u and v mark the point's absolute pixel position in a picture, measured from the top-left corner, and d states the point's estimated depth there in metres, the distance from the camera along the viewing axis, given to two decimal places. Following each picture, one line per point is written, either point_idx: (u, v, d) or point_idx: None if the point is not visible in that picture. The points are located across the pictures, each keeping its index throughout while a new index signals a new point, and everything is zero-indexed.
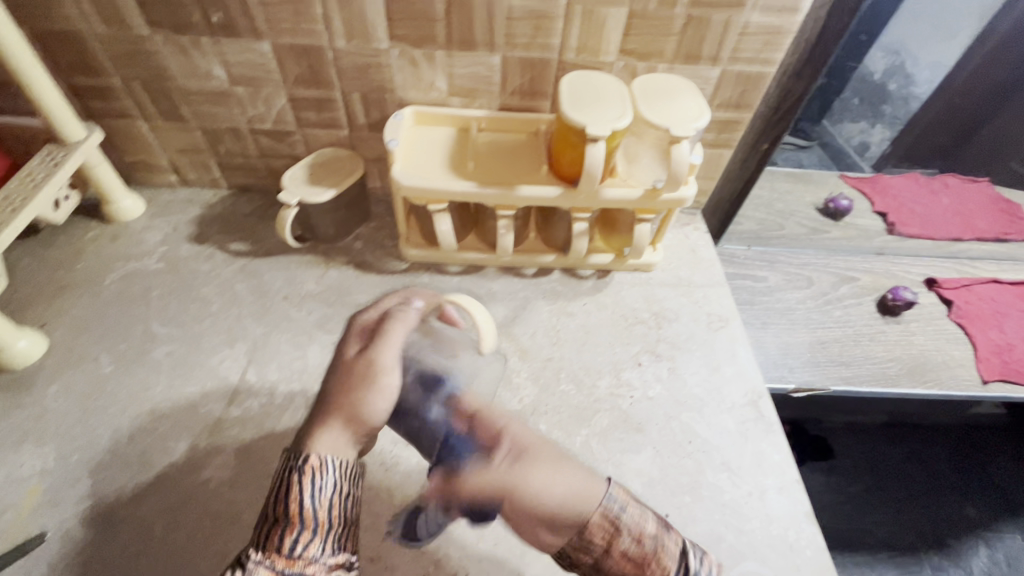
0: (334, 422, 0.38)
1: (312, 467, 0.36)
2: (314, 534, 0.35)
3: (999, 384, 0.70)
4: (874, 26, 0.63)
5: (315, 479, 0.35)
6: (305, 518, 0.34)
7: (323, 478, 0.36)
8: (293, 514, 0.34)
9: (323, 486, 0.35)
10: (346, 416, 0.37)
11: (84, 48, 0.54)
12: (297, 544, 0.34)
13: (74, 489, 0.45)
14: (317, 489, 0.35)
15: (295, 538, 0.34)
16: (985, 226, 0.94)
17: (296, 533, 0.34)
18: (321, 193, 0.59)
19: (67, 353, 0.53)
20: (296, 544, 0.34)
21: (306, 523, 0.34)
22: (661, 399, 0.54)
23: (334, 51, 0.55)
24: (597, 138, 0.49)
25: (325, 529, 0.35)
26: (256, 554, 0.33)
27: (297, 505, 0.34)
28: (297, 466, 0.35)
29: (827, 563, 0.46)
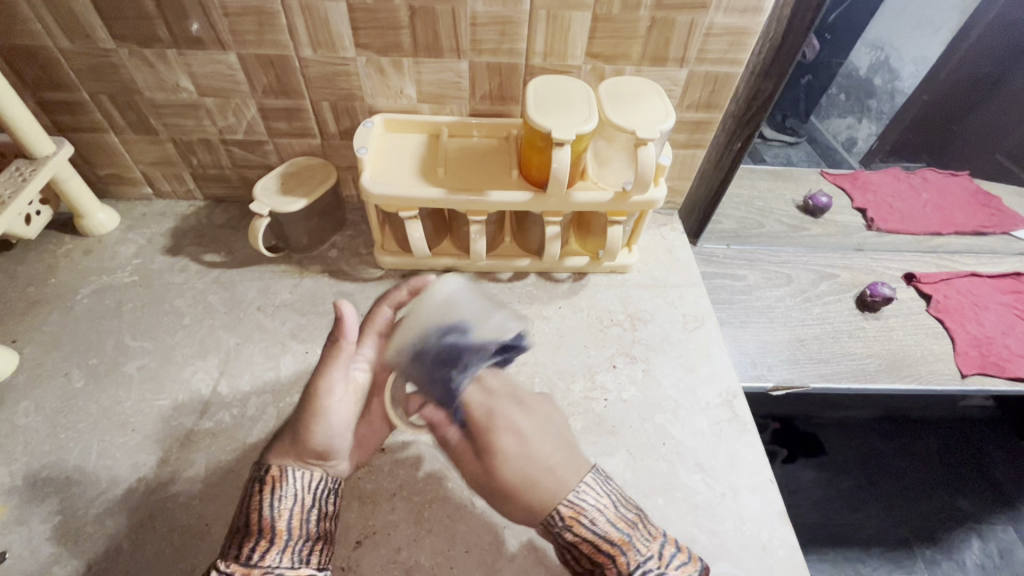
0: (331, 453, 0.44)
1: (273, 479, 0.41)
2: (277, 543, 0.39)
3: (978, 378, 0.70)
4: (844, 23, 0.67)
5: (274, 490, 0.41)
6: (265, 530, 0.39)
7: (283, 489, 0.41)
8: (253, 525, 0.39)
9: (283, 498, 0.41)
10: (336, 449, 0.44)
11: (49, 63, 0.54)
12: (255, 553, 0.38)
13: (42, 506, 0.45)
14: (278, 499, 0.40)
15: (255, 548, 0.38)
16: (964, 219, 0.94)
17: (255, 543, 0.38)
18: (291, 203, 0.58)
19: (38, 369, 0.53)
20: (255, 553, 0.37)
21: (266, 534, 0.39)
22: (635, 401, 0.54)
23: (301, 60, 0.55)
24: (563, 141, 0.48)
25: (286, 538, 0.39)
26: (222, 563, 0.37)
27: (257, 516, 0.39)
28: (263, 479, 0.41)
29: (800, 563, 0.46)
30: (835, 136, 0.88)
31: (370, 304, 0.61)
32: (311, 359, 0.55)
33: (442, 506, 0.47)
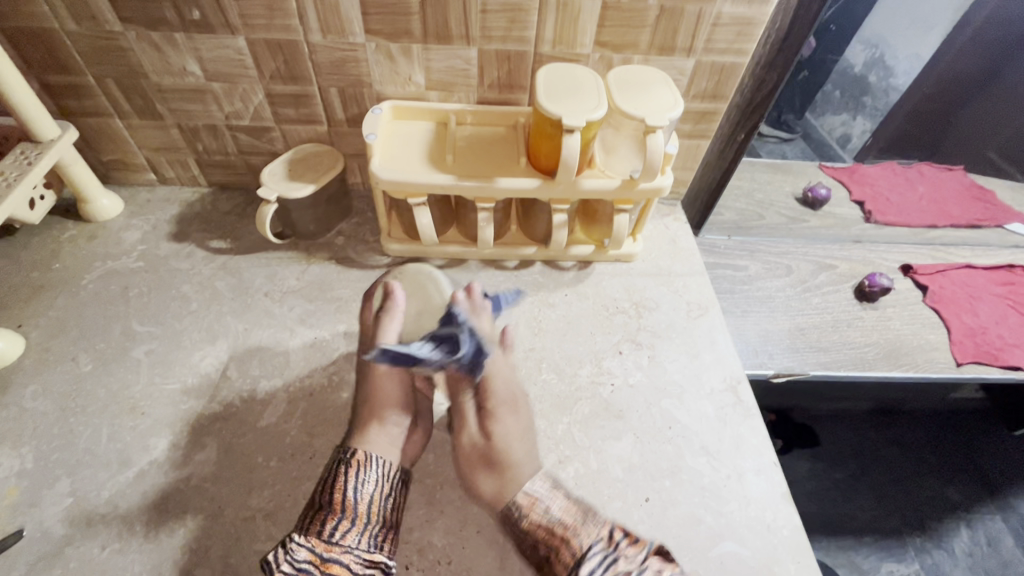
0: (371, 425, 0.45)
1: (359, 461, 0.43)
2: (353, 524, 0.40)
3: (973, 366, 0.71)
4: (843, 18, 0.68)
5: (359, 473, 0.43)
6: (347, 510, 0.41)
7: (367, 473, 0.43)
8: (337, 503, 0.41)
9: (366, 482, 0.42)
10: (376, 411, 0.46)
11: (55, 46, 0.54)
12: (336, 532, 0.40)
13: (53, 489, 0.45)
14: (362, 483, 0.42)
15: (335, 524, 0.40)
16: (960, 212, 0.95)
17: (338, 521, 0.40)
18: (300, 189, 0.58)
19: (45, 353, 0.53)
20: (335, 531, 0.40)
21: (347, 514, 0.41)
22: (641, 387, 0.55)
23: (310, 45, 0.55)
24: (573, 128, 0.49)
25: (364, 523, 0.41)
26: (298, 537, 0.39)
27: (342, 496, 0.41)
28: (346, 459, 0.43)
29: (804, 542, 0.47)
30: (830, 132, 0.89)
31: None
32: (320, 345, 0.56)
33: (453, 487, 0.47)
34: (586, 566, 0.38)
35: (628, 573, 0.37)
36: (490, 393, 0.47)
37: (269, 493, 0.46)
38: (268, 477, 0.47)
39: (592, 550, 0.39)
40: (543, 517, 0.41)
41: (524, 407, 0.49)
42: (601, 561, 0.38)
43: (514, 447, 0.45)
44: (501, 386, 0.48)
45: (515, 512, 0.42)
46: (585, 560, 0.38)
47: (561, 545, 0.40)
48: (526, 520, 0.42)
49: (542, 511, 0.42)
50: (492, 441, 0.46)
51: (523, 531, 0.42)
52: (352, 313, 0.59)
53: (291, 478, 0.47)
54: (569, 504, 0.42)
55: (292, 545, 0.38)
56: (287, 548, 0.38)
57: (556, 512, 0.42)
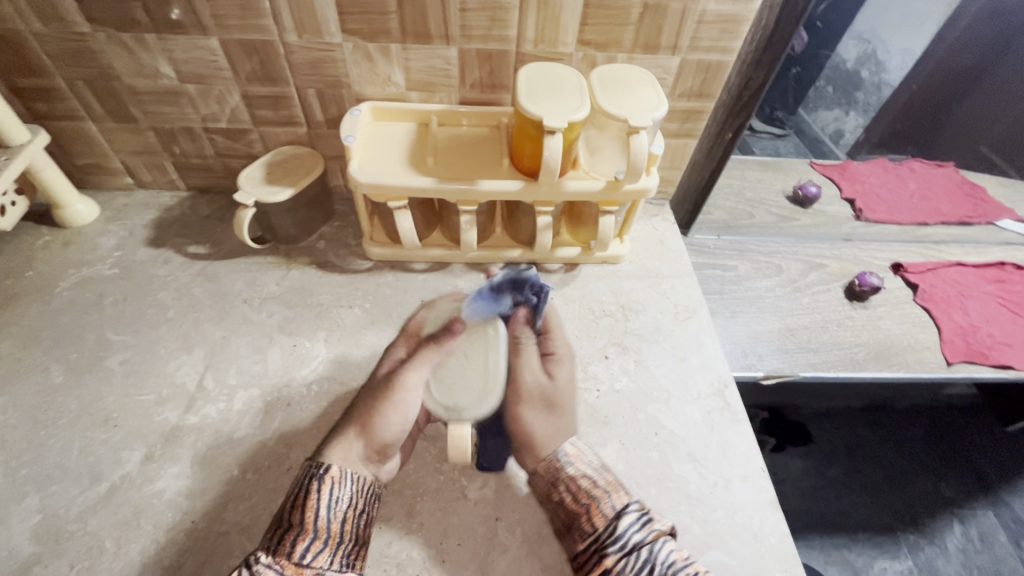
0: (354, 439, 0.46)
1: (333, 478, 0.43)
2: (325, 544, 0.40)
3: (964, 365, 0.71)
4: (832, 15, 0.68)
5: (332, 491, 0.43)
6: (318, 530, 0.41)
7: (340, 491, 0.43)
8: (308, 523, 0.41)
9: (339, 500, 0.42)
10: (362, 429, 0.46)
11: (22, 49, 0.52)
12: (308, 552, 0.40)
13: (22, 505, 0.44)
14: (333, 501, 0.42)
15: (306, 544, 0.40)
16: (950, 209, 0.94)
17: (310, 541, 0.40)
18: (278, 193, 0.57)
19: (16, 364, 0.52)
20: (307, 552, 0.40)
21: (319, 534, 0.40)
22: (627, 392, 0.54)
23: (286, 46, 0.53)
24: (554, 130, 0.48)
25: (336, 542, 0.41)
26: (267, 557, 0.39)
27: (313, 516, 0.41)
28: (319, 476, 0.43)
29: (791, 550, 0.46)
30: (822, 127, 0.90)
31: (359, 296, 0.60)
32: (299, 352, 0.54)
33: (434, 499, 0.46)
34: (622, 524, 0.42)
35: (659, 532, 0.42)
36: (552, 346, 0.55)
37: (246, 506, 0.45)
38: (244, 490, 0.46)
39: (629, 508, 0.43)
40: (587, 469, 0.46)
41: (562, 414, 0.51)
42: (636, 519, 0.42)
43: (549, 430, 0.49)
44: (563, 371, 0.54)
45: (560, 460, 0.47)
46: (622, 516, 0.43)
47: (590, 508, 0.44)
48: (571, 469, 0.46)
49: (586, 464, 0.47)
50: (557, 387, 0.52)
51: (566, 486, 0.45)
52: (333, 319, 0.57)
53: (267, 490, 0.46)
54: (607, 470, 0.47)
55: (263, 567, 0.38)
56: (255, 570, 0.37)
57: (597, 469, 0.47)
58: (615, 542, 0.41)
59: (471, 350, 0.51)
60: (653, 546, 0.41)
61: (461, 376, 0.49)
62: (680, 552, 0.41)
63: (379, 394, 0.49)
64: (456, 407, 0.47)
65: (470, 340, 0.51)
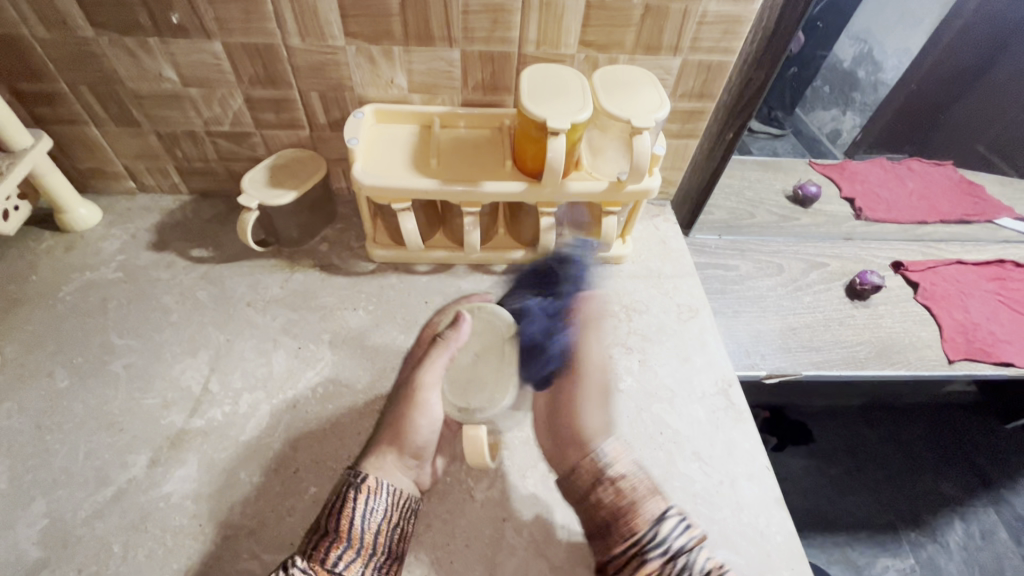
0: (388, 451, 0.45)
1: (369, 488, 0.42)
2: (358, 554, 0.39)
3: (965, 363, 0.71)
4: (830, 17, 0.68)
5: (370, 501, 0.41)
6: (353, 539, 0.39)
7: (376, 501, 0.41)
8: (344, 532, 0.39)
9: (375, 510, 0.41)
10: (402, 447, 0.45)
11: (25, 53, 0.53)
12: (341, 562, 0.38)
13: (28, 510, 0.44)
14: (370, 512, 0.41)
15: (339, 553, 0.39)
16: (949, 208, 0.94)
17: (341, 551, 0.39)
18: (281, 196, 0.57)
19: (21, 369, 0.52)
20: (339, 561, 0.38)
21: (353, 545, 0.39)
22: (632, 392, 0.54)
23: (289, 49, 0.54)
24: (557, 131, 0.48)
25: (368, 554, 0.40)
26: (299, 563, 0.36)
27: (349, 526, 0.40)
28: (356, 485, 0.42)
29: (797, 548, 0.46)
30: (820, 127, 0.93)
31: (363, 298, 0.60)
32: (304, 355, 0.55)
33: (441, 500, 0.47)
34: (664, 528, 0.39)
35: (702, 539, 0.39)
36: (580, 364, 0.50)
37: (252, 509, 0.45)
38: (251, 493, 0.46)
39: (669, 514, 0.40)
40: (626, 471, 0.42)
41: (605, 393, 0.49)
42: (677, 524, 0.39)
43: (605, 422, 0.46)
44: (595, 373, 0.50)
45: (601, 460, 0.43)
46: (664, 521, 0.39)
47: (631, 511, 0.40)
48: (612, 470, 0.42)
49: (627, 466, 0.42)
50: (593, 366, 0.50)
51: (605, 485, 0.41)
52: (337, 321, 0.58)
53: (274, 493, 0.46)
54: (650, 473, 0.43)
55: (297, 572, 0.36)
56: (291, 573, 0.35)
57: (637, 470, 0.42)
58: (654, 550, 0.38)
59: (482, 350, 0.52)
60: (691, 555, 0.38)
61: (467, 371, 0.51)
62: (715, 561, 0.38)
63: (400, 408, 0.48)
64: (468, 407, 0.49)
65: (482, 335, 0.53)
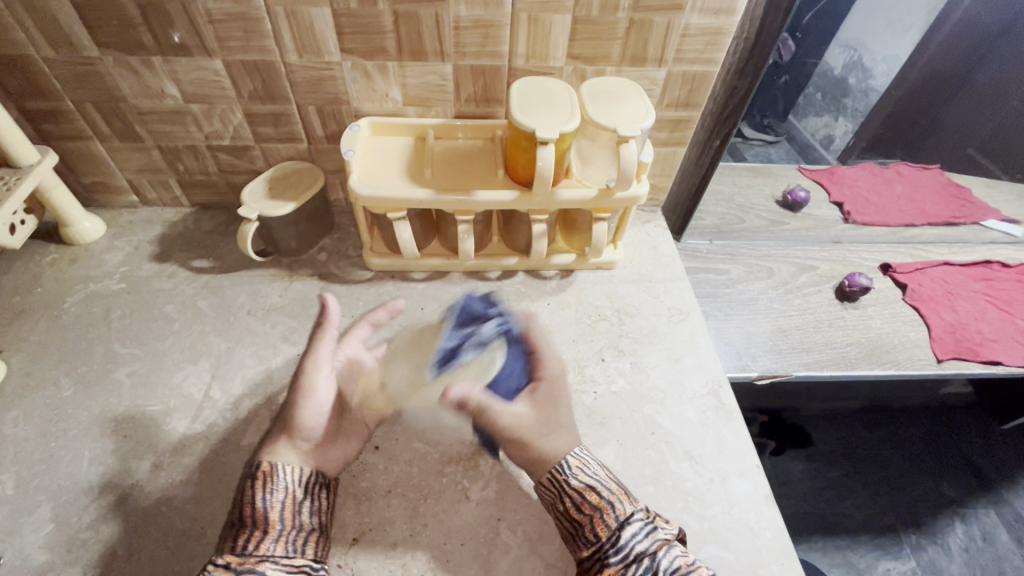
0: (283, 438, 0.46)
1: (265, 473, 0.43)
2: (267, 533, 0.40)
3: (954, 362, 0.72)
4: (823, 29, 0.71)
5: (266, 484, 0.43)
6: (258, 521, 0.41)
7: (274, 482, 0.43)
8: (247, 518, 0.41)
9: (275, 489, 0.42)
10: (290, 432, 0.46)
11: (32, 73, 0.55)
12: (249, 543, 0.39)
13: (34, 515, 0.45)
14: (270, 491, 0.42)
15: (248, 538, 0.40)
16: (936, 211, 0.96)
17: (250, 533, 0.40)
18: (280, 207, 0.59)
19: (26, 378, 0.53)
20: (249, 543, 0.39)
21: (259, 526, 0.40)
22: (624, 393, 0.56)
23: (287, 65, 0.56)
24: (546, 140, 0.49)
25: (278, 530, 0.41)
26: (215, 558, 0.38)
27: (252, 509, 0.41)
28: (252, 473, 0.43)
29: (786, 543, 0.47)
30: (813, 134, 0.92)
31: (360, 306, 0.61)
32: None
33: (437, 500, 0.48)
34: (626, 533, 0.42)
35: (665, 542, 0.42)
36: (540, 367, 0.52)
37: None
38: None
39: (634, 517, 0.42)
40: (590, 480, 0.44)
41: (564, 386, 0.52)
42: (642, 528, 0.42)
43: (531, 420, 0.48)
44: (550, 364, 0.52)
45: (562, 473, 0.45)
46: (626, 526, 0.42)
47: (604, 509, 0.43)
48: (574, 482, 0.44)
49: (590, 474, 0.45)
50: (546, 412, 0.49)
51: (569, 493, 0.44)
52: (335, 328, 0.59)
53: None
54: (613, 478, 0.45)
55: (207, 567, 0.37)
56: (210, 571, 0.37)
57: (602, 478, 0.45)
58: (618, 552, 0.41)
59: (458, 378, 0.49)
60: (656, 556, 0.40)
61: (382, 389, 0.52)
62: (684, 559, 0.41)
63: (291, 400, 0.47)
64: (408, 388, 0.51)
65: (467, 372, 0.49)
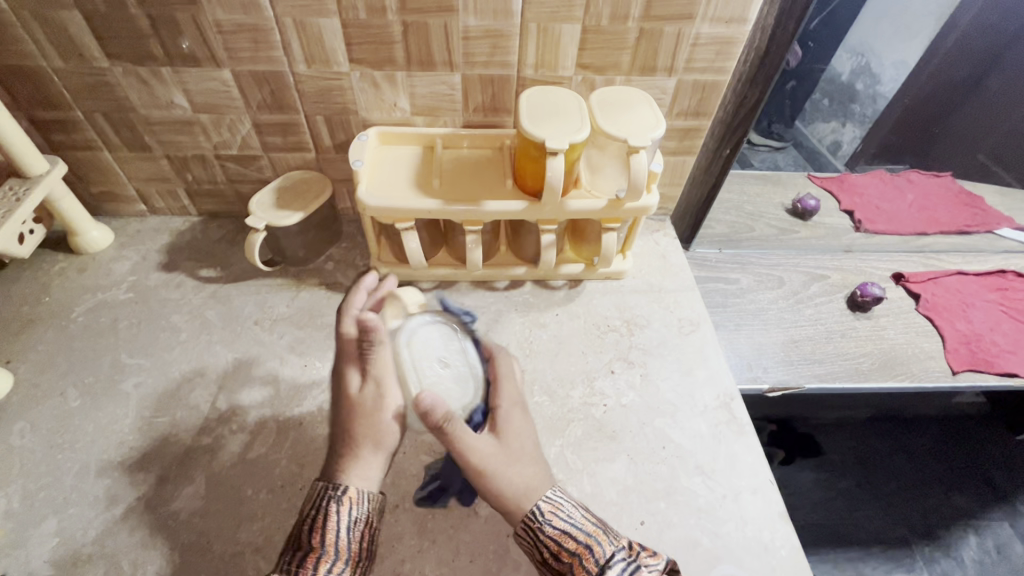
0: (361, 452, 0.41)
1: (351, 498, 0.39)
2: (346, 564, 0.38)
3: (969, 374, 0.71)
4: (834, 32, 0.70)
5: (350, 509, 0.39)
6: (337, 551, 0.38)
7: (359, 510, 0.39)
8: (324, 545, 0.37)
9: (358, 519, 0.39)
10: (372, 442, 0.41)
11: (43, 84, 0.55)
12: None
13: (39, 529, 0.44)
14: (352, 521, 0.39)
15: (327, 567, 0.37)
16: (948, 219, 0.95)
17: (330, 565, 0.37)
18: (287, 218, 0.58)
19: (33, 389, 0.53)
20: (329, 574, 0.36)
21: (339, 556, 0.37)
22: (634, 407, 0.55)
23: (296, 76, 0.55)
24: (556, 151, 0.49)
25: (356, 561, 0.38)
26: None
27: (328, 537, 0.38)
28: (336, 496, 0.39)
29: (802, 562, 0.46)
30: (820, 140, 0.93)
31: None
32: (309, 372, 0.55)
33: (444, 517, 0.47)
34: None
35: None
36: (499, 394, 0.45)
37: (259, 526, 0.45)
38: (258, 510, 0.46)
39: (615, 557, 0.37)
40: (563, 524, 0.39)
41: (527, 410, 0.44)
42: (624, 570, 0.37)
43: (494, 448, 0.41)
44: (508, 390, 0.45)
45: (534, 521, 0.39)
46: (608, 570, 0.37)
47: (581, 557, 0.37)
48: (549, 529, 0.39)
49: (565, 518, 0.39)
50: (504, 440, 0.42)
51: (544, 542, 0.38)
52: None
53: (280, 510, 0.46)
54: (588, 515, 0.40)
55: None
56: None
57: (577, 520, 0.39)
58: None
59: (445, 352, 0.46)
60: None
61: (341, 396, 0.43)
62: None
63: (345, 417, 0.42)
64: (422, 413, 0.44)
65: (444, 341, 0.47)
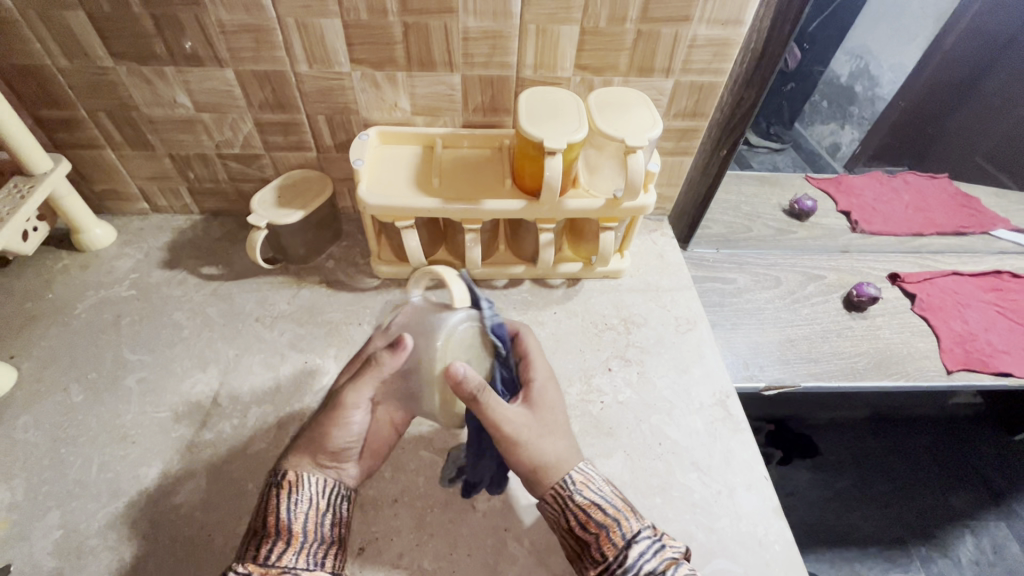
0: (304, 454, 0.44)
1: (291, 482, 0.42)
2: (290, 545, 0.39)
3: (964, 373, 0.71)
4: (834, 33, 0.71)
5: (291, 493, 0.41)
6: (282, 531, 0.39)
7: (300, 492, 0.42)
8: (271, 526, 0.39)
9: (300, 500, 0.41)
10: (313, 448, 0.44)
11: (48, 83, 0.55)
12: (273, 554, 0.38)
13: (42, 521, 0.45)
14: (294, 502, 0.41)
15: (271, 547, 0.38)
16: (944, 220, 0.96)
17: (274, 542, 0.39)
18: (288, 216, 0.59)
19: (37, 384, 0.53)
20: (271, 553, 0.38)
21: (283, 536, 0.39)
22: (631, 404, 0.55)
23: (298, 76, 0.56)
24: (554, 150, 0.49)
25: (301, 542, 0.40)
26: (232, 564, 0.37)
27: (276, 518, 0.40)
28: (276, 482, 0.42)
29: (796, 557, 0.47)
30: (820, 141, 0.91)
31: (368, 314, 0.61)
32: (310, 369, 0.56)
33: (442, 511, 0.48)
34: (633, 552, 0.38)
35: (673, 561, 0.38)
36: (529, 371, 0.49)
37: None
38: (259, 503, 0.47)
39: (640, 534, 0.39)
40: (596, 496, 0.42)
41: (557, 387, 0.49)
42: (649, 546, 0.39)
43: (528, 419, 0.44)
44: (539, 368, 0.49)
45: (566, 489, 0.42)
46: (633, 545, 0.39)
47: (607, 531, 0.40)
48: (579, 498, 0.42)
49: (595, 491, 0.42)
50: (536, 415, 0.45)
51: (573, 509, 0.41)
52: (341, 336, 0.59)
53: None
54: (618, 495, 0.42)
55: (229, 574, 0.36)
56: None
57: (606, 495, 0.42)
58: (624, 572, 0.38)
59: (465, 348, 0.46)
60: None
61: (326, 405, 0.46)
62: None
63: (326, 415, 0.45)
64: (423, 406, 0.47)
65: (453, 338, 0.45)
